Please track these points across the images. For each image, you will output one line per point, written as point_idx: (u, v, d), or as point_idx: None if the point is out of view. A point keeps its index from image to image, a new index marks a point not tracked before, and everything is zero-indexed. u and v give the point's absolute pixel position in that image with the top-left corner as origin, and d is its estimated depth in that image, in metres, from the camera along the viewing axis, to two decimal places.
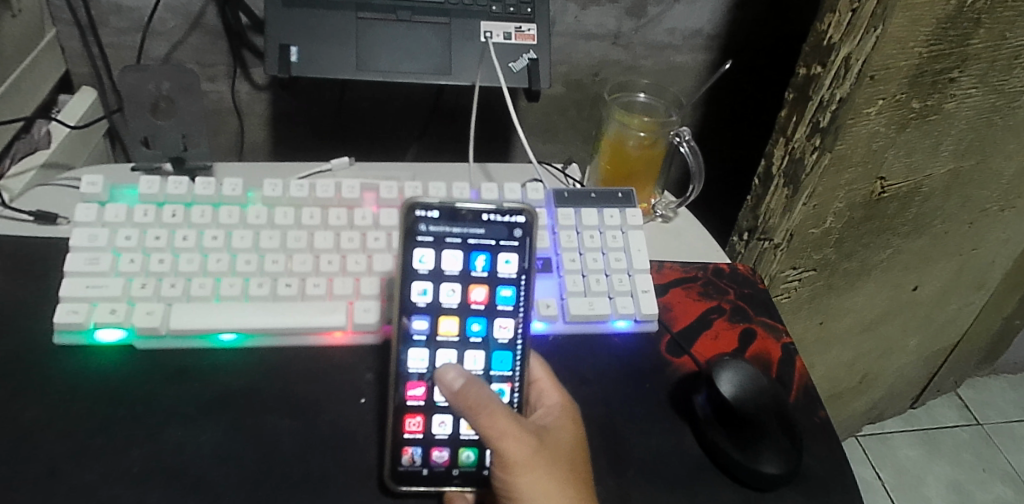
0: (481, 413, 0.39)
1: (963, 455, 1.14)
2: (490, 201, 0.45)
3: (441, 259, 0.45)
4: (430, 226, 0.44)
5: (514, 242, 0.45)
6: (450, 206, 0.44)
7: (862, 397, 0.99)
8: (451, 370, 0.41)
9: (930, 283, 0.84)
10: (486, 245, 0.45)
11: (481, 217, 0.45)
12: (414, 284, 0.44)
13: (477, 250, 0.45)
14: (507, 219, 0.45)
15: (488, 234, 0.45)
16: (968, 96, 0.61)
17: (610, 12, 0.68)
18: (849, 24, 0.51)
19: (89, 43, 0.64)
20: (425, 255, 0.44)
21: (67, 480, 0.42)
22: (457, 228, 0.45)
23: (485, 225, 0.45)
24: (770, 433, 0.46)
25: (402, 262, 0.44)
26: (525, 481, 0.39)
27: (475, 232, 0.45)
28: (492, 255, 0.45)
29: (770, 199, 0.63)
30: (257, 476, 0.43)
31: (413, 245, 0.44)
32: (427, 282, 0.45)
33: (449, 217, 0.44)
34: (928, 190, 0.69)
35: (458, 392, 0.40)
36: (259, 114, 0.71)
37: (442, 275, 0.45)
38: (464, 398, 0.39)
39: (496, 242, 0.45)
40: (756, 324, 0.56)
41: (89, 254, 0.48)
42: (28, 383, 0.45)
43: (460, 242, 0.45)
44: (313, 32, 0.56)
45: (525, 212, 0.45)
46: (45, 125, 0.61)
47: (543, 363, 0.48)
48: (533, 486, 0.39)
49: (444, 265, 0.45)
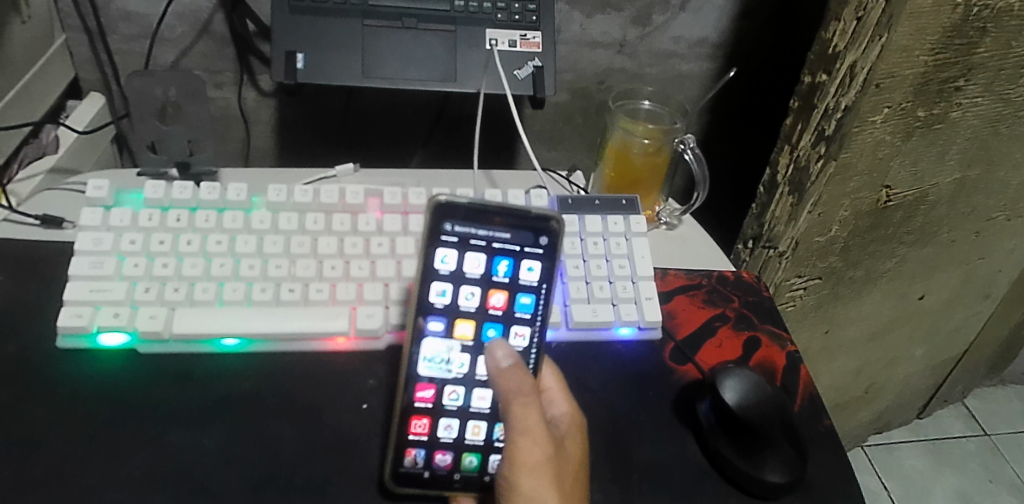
0: (511, 395, 0.40)
1: (971, 466, 1.13)
2: (521, 207, 0.44)
3: (463, 262, 0.44)
4: (455, 226, 0.44)
5: (538, 250, 0.45)
6: (479, 207, 0.44)
7: (869, 407, 0.99)
8: (498, 347, 0.42)
9: (936, 293, 0.83)
10: (510, 250, 0.45)
11: (508, 221, 0.44)
12: (433, 284, 0.44)
13: (501, 254, 0.45)
14: (534, 226, 0.45)
15: (514, 239, 0.45)
16: (974, 105, 0.61)
17: (615, 20, 0.68)
18: (854, 32, 0.51)
19: (98, 49, 0.65)
20: (447, 257, 0.44)
21: (69, 483, 0.42)
22: (483, 231, 0.44)
23: (511, 231, 0.45)
24: (774, 443, 0.46)
25: (425, 262, 0.43)
26: (534, 477, 0.39)
27: (500, 236, 0.44)
28: (514, 262, 0.45)
29: (775, 207, 0.63)
30: (259, 480, 0.43)
31: (438, 246, 0.44)
32: (447, 283, 0.44)
33: (477, 220, 0.44)
34: (934, 198, 0.68)
35: (506, 372, 0.41)
36: (266, 120, 0.71)
37: (462, 277, 0.44)
38: (510, 377, 0.41)
39: (520, 248, 0.45)
40: (761, 332, 0.55)
41: (93, 258, 0.48)
42: (32, 386, 0.45)
43: (485, 246, 0.44)
44: (319, 39, 0.56)
45: (554, 223, 0.45)
46: (53, 131, 0.61)
47: (554, 371, 0.48)
48: (539, 485, 0.39)
49: (467, 267, 0.44)
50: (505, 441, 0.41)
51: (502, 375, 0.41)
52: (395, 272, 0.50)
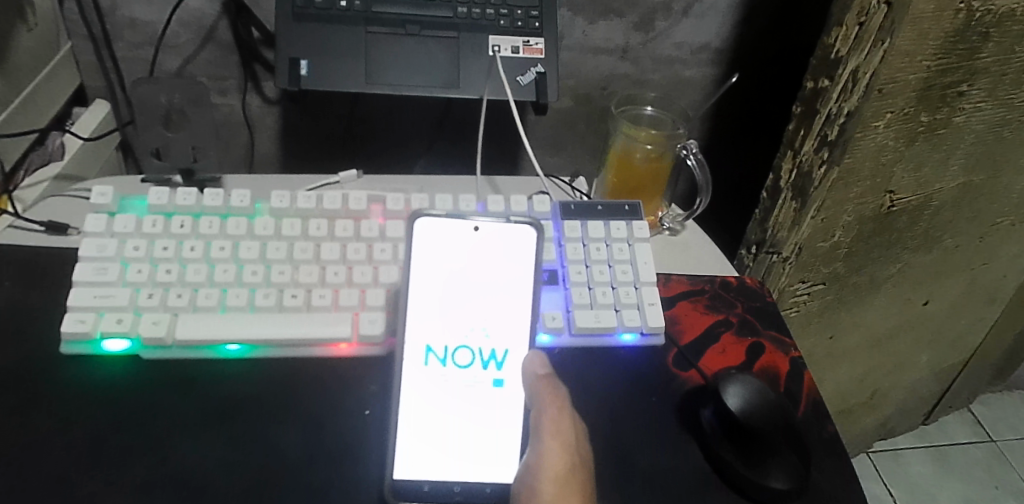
0: (541, 401, 0.45)
1: (977, 472, 1.12)
2: (502, 215, 0.48)
3: (451, 267, 0.47)
4: (436, 234, 0.47)
5: (523, 253, 0.48)
6: (457, 216, 0.47)
7: (873, 413, 0.98)
8: (535, 355, 0.46)
9: (941, 298, 0.83)
10: (496, 255, 0.48)
11: (490, 228, 0.48)
12: (423, 289, 0.47)
13: (486, 261, 0.48)
14: (513, 231, 0.48)
15: (498, 246, 0.48)
16: (977, 110, 0.61)
17: (618, 26, 0.68)
18: (855, 37, 0.51)
19: (104, 56, 0.65)
20: (432, 264, 0.47)
21: (73, 489, 0.42)
22: (463, 239, 0.47)
23: (489, 237, 0.48)
24: (777, 449, 0.46)
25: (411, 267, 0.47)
26: (575, 472, 0.43)
27: (479, 243, 0.48)
28: (502, 268, 0.48)
29: (779, 212, 0.62)
30: (260, 487, 0.43)
31: (423, 254, 0.47)
32: (434, 289, 0.47)
33: (457, 229, 0.47)
34: (938, 203, 0.68)
35: (545, 377, 0.46)
36: (270, 127, 0.72)
37: (451, 281, 0.47)
38: (548, 382, 0.46)
39: (505, 254, 0.48)
40: (764, 338, 0.55)
41: (97, 264, 0.49)
42: (36, 392, 0.46)
43: (467, 252, 0.47)
44: (323, 47, 0.57)
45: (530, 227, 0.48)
46: (59, 137, 0.62)
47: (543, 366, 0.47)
48: (579, 480, 0.43)
49: (453, 273, 0.47)
50: (537, 441, 0.44)
51: (535, 382, 0.45)
52: (397, 278, 0.50)
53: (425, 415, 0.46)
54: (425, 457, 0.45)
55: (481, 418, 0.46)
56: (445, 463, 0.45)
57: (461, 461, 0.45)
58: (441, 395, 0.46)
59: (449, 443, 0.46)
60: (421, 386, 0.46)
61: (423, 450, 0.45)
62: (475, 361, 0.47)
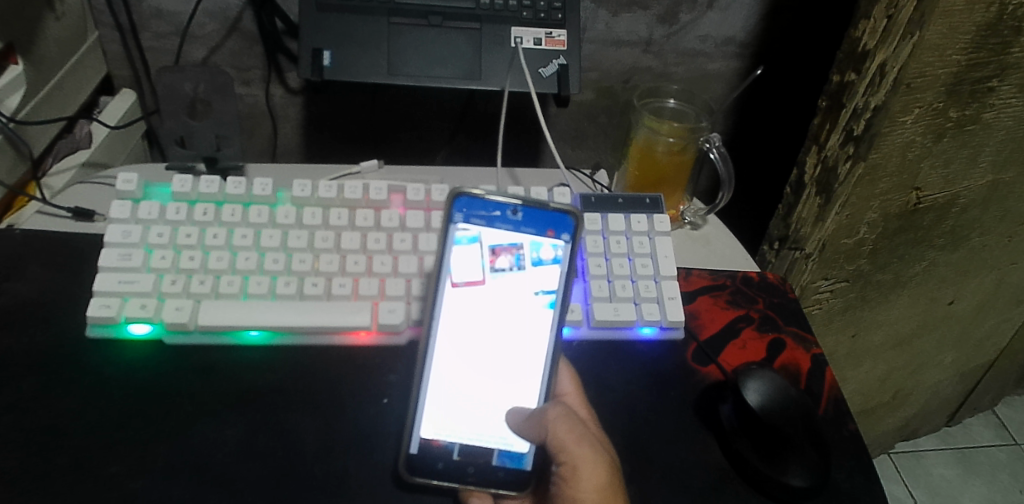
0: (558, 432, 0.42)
1: (1001, 475, 1.10)
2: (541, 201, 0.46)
3: (483, 247, 0.46)
4: (469, 215, 0.46)
5: (560, 241, 0.47)
6: (496, 199, 0.46)
7: (896, 413, 0.97)
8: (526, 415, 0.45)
9: (967, 298, 0.81)
10: (524, 240, 0.47)
11: (527, 213, 0.47)
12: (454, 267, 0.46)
13: (517, 246, 0.47)
14: (553, 217, 0.47)
15: (530, 231, 0.47)
16: (1008, 106, 0.60)
17: (641, 19, 0.67)
18: (883, 30, 0.51)
19: (130, 46, 0.66)
20: (467, 248, 0.46)
21: (95, 472, 0.42)
22: (493, 219, 0.46)
23: (523, 221, 0.47)
24: (797, 446, 0.45)
25: (443, 246, 0.45)
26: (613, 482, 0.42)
27: (510, 224, 0.47)
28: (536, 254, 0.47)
29: (802, 208, 0.62)
30: (279, 475, 0.44)
31: (461, 237, 0.46)
32: (464, 269, 0.46)
33: (495, 210, 0.46)
34: (967, 200, 0.67)
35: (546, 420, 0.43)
36: (293, 118, 0.72)
37: (489, 263, 0.46)
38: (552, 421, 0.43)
39: (535, 240, 0.47)
40: (785, 334, 0.55)
41: (121, 250, 0.49)
42: (62, 375, 0.46)
43: (498, 235, 0.47)
44: (345, 36, 0.57)
45: (569, 214, 0.47)
46: (86, 125, 0.63)
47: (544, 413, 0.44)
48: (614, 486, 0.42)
49: (483, 254, 0.46)
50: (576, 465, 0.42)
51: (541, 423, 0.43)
52: (417, 268, 0.50)
53: (448, 395, 0.45)
54: (440, 433, 0.45)
55: (503, 398, 0.46)
56: (461, 440, 0.45)
57: (481, 436, 0.45)
58: (461, 386, 0.46)
59: (465, 421, 0.45)
60: (442, 373, 0.46)
61: (440, 425, 0.45)
62: (503, 347, 0.46)
